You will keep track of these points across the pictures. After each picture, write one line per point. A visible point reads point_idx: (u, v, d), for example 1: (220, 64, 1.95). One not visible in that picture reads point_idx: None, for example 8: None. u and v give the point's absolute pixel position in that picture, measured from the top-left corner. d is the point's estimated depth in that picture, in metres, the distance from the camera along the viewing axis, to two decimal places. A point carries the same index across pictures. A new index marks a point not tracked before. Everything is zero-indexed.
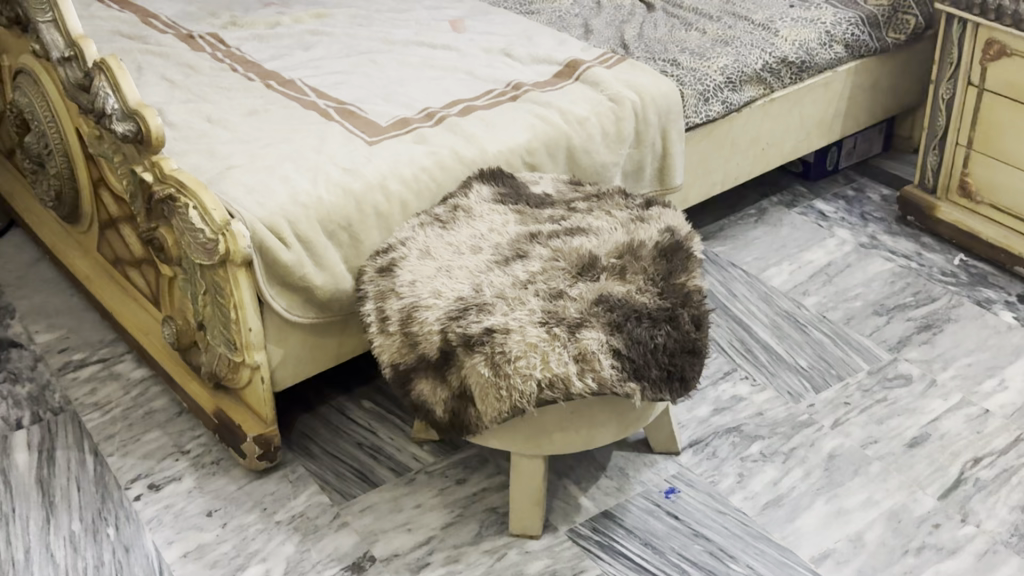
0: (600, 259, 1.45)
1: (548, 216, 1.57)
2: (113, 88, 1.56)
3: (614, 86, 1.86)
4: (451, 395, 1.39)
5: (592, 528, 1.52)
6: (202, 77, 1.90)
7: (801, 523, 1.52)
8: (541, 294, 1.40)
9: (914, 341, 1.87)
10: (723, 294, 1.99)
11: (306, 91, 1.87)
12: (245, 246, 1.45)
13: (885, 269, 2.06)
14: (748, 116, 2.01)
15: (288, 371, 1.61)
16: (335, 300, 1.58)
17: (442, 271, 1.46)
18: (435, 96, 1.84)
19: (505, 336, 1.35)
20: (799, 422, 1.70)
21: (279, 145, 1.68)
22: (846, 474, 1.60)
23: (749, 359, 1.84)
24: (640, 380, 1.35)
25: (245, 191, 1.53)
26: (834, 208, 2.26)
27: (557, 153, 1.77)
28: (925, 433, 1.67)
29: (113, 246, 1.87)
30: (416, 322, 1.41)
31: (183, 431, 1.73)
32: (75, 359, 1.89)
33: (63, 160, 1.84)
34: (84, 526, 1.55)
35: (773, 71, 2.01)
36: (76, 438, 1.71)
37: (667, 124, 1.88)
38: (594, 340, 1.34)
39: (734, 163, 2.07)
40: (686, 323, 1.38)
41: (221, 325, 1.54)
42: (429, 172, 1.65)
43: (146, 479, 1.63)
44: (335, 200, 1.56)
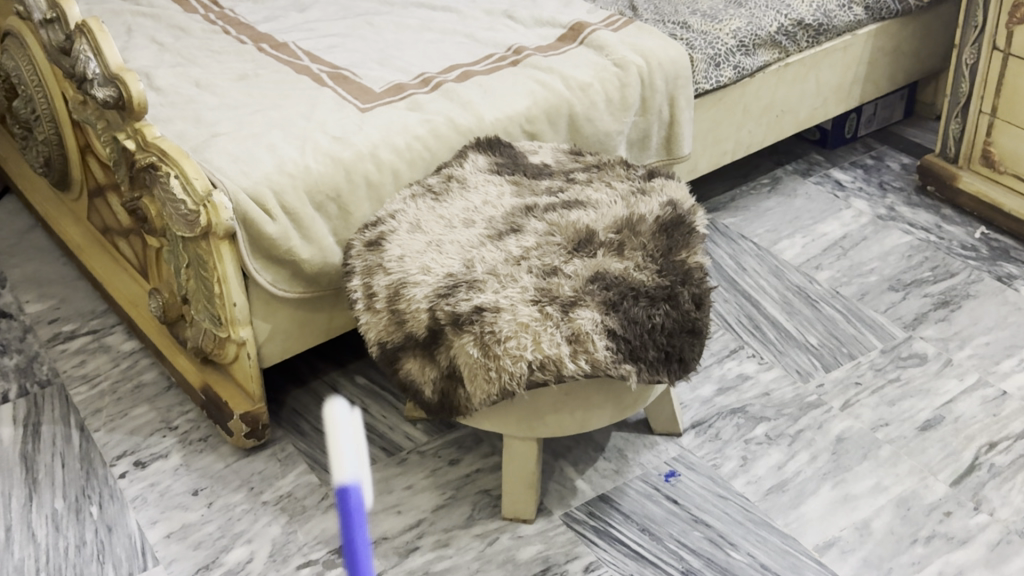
0: (597, 234, 1.39)
1: (546, 187, 1.50)
2: (94, 52, 1.51)
3: (619, 50, 1.77)
4: (440, 375, 1.33)
5: (588, 512, 1.47)
6: (193, 40, 1.85)
7: (806, 510, 1.46)
8: (534, 271, 1.34)
9: (930, 319, 1.79)
10: (731, 267, 1.93)
11: (299, 54, 1.81)
12: (227, 218, 1.40)
13: (902, 243, 1.98)
14: (760, 82, 1.93)
15: (276, 347, 1.56)
16: (324, 274, 1.53)
17: (433, 245, 1.40)
18: (432, 60, 1.77)
19: (495, 315, 1.29)
20: (807, 403, 1.63)
21: (269, 113, 1.62)
22: (855, 458, 1.53)
23: (757, 336, 1.77)
24: (637, 362, 1.29)
25: (229, 160, 1.47)
26: (851, 177, 2.18)
27: (558, 121, 1.70)
28: (939, 415, 1.60)
29: (102, 214, 1.81)
30: (403, 299, 1.34)
31: (172, 406, 1.68)
32: (65, 330, 1.85)
33: (50, 125, 1.78)
34: (67, 504, 1.51)
35: (789, 34, 1.92)
36: (63, 413, 1.67)
37: (675, 90, 1.80)
38: (588, 320, 1.27)
39: (746, 131, 1.98)
40: (685, 302, 1.32)
41: (206, 300, 1.50)
42: (423, 140, 1.59)
43: (133, 456, 1.59)
44: (324, 169, 1.50)
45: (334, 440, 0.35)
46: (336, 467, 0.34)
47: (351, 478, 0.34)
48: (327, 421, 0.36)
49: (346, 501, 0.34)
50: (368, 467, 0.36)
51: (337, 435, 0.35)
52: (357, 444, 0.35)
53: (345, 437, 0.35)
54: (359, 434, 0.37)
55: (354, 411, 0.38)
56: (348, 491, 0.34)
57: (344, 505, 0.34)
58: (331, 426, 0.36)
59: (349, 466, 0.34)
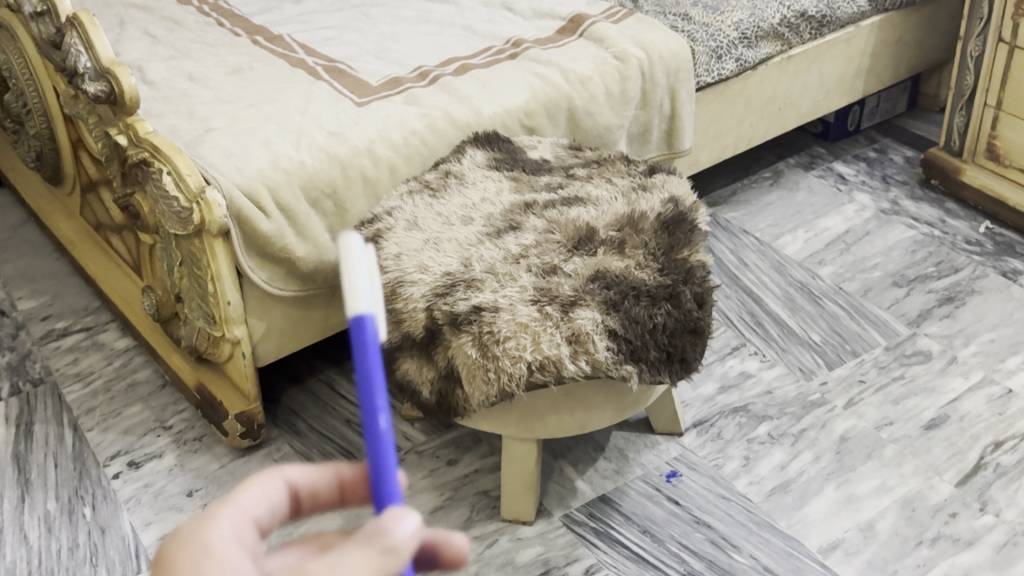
0: (597, 232, 1.36)
1: (545, 183, 1.47)
2: (85, 45, 1.48)
3: (619, 42, 1.75)
4: (438, 376, 1.31)
5: (588, 514, 1.44)
6: (186, 32, 1.82)
7: (809, 511, 1.43)
8: (534, 270, 1.31)
9: (934, 315, 1.77)
10: (733, 262, 1.90)
11: (295, 47, 1.78)
12: (221, 216, 1.37)
13: (906, 238, 1.96)
14: (763, 74, 1.90)
15: (271, 346, 1.54)
16: (320, 272, 1.50)
17: (430, 243, 1.37)
18: (430, 53, 1.74)
19: (494, 315, 1.26)
20: (810, 402, 1.61)
21: (263, 107, 1.59)
22: (858, 458, 1.51)
23: (759, 333, 1.74)
24: (638, 362, 1.27)
25: (223, 155, 1.45)
26: (854, 170, 2.15)
27: (557, 115, 1.67)
28: (944, 414, 1.58)
29: (94, 210, 1.79)
30: (400, 298, 1.32)
31: (167, 405, 1.66)
32: (58, 327, 1.82)
33: (42, 119, 1.75)
34: (59, 506, 1.49)
35: (792, 26, 1.89)
36: (55, 412, 1.65)
37: (676, 83, 1.77)
38: (588, 320, 1.25)
39: (748, 125, 1.96)
40: (687, 301, 1.30)
41: (199, 298, 1.47)
42: (420, 135, 1.56)
43: (126, 456, 1.57)
44: (319, 165, 1.47)
45: (349, 273, 0.44)
46: (352, 298, 0.44)
47: (363, 310, 0.44)
48: (340, 252, 0.45)
49: (358, 331, 0.44)
50: (379, 302, 0.46)
51: (353, 267, 0.44)
52: (369, 278, 0.45)
53: (359, 271, 0.44)
54: (370, 268, 0.46)
55: (368, 260, 0.47)
56: (362, 323, 0.44)
57: (358, 339, 0.44)
58: (345, 258, 0.45)
59: (363, 298, 0.44)
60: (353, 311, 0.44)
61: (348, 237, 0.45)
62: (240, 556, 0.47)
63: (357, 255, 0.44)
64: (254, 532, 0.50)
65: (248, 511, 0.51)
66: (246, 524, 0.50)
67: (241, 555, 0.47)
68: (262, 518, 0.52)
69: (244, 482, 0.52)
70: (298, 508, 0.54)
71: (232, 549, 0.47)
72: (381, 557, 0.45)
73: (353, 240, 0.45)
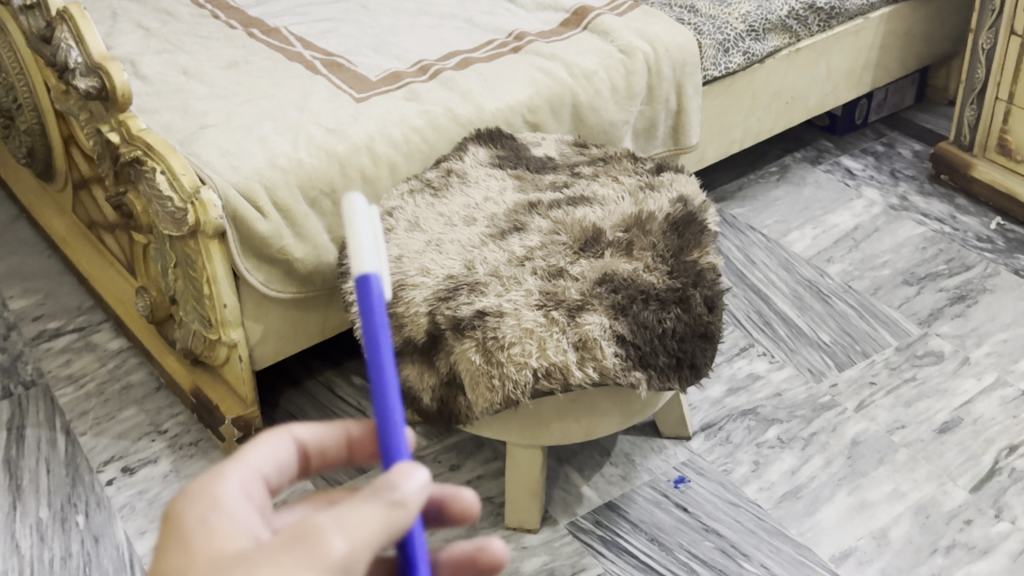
0: (604, 233, 1.32)
1: (550, 182, 1.43)
2: (76, 40, 1.43)
3: (625, 36, 1.70)
4: (440, 382, 1.27)
5: (595, 521, 1.41)
6: (180, 25, 1.77)
7: (821, 518, 1.40)
8: (539, 273, 1.27)
9: (946, 314, 1.73)
10: (740, 260, 1.87)
11: (292, 40, 1.74)
12: (216, 216, 1.33)
13: (916, 234, 1.92)
14: (771, 68, 1.86)
15: (269, 349, 1.50)
16: (318, 273, 1.46)
17: (432, 244, 1.33)
18: (430, 47, 1.70)
19: (498, 320, 1.23)
20: (820, 404, 1.57)
21: (259, 103, 1.55)
22: (870, 463, 1.48)
23: (767, 333, 1.71)
24: (647, 368, 1.23)
25: (219, 154, 1.41)
26: (862, 165, 2.12)
27: (561, 111, 1.63)
28: (957, 417, 1.55)
29: (87, 208, 1.74)
30: (401, 302, 1.28)
31: (161, 408, 1.62)
32: (50, 328, 1.78)
33: (33, 114, 1.71)
34: (52, 513, 1.45)
35: (800, 18, 1.85)
36: (47, 415, 1.61)
37: (683, 77, 1.73)
38: (596, 326, 1.21)
39: (755, 119, 1.92)
40: (697, 305, 1.26)
41: (195, 301, 1.43)
42: (421, 132, 1.52)
43: (120, 461, 1.53)
44: (317, 163, 1.43)
45: (354, 234, 0.51)
46: (360, 260, 0.51)
47: (369, 266, 0.51)
48: (344, 213, 0.51)
49: (364, 287, 0.51)
50: (383, 256, 0.53)
51: (358, 229, 0.51)
52: (373, 240, 0.52)
53: (362, 232, 0.51)
54: (375, 228, 0.52)
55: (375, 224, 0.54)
56: (368, 279, 0.50)
57: (364, 292, 0.51)
58: (348, 219, 0.51)
59: (369, 259, 0.51)
60: (359, 269, 0.51)
61: (351, 198, 0.51)
62: (245, 509, 0.53)
63: (360, 216, 0.51)
64: (260, 485, 0.56)
65: (257, 468, 0.57)
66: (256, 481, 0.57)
67: (246, 509, 0.53)
68: (270, 478, 0.59)
69: (253, 442, 0.59)
70: (304, 466, 0.62)
71: (241, 503, 0.53)
72: (388, 509, 0.48)
73: (356, 200, 0.51)
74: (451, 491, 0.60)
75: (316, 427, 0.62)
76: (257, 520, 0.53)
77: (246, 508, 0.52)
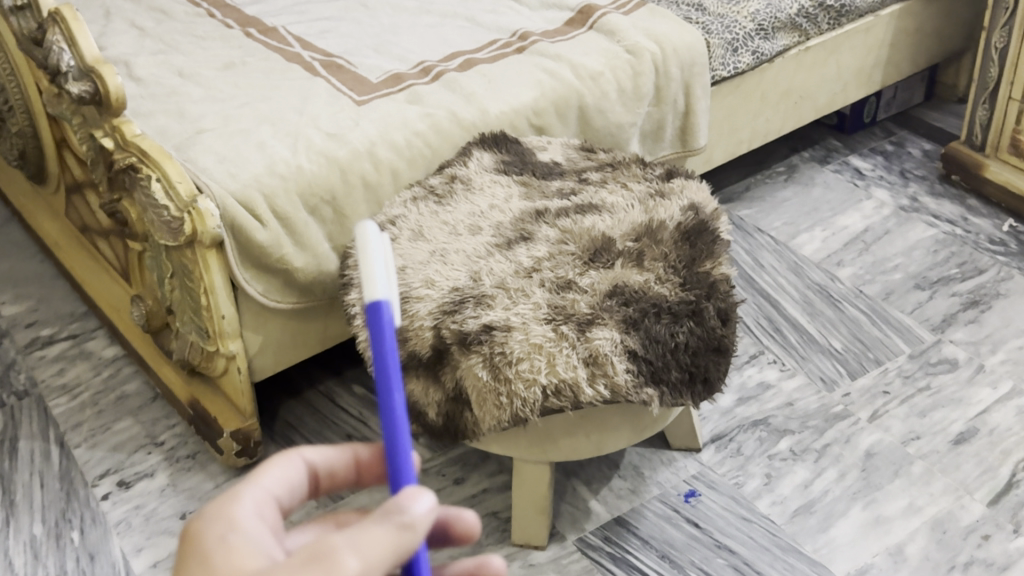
0: (614, 243, 1.28)
1: (557, 189, 1.39)
2: (68, 42, 1.39)
3: (631, 35, 1.66)
4: (445, 398, 1.23)
5: (604, 537, 1.37)
6: (175, 24, 1.73)
7: (836, 534, 1.36)
8: (547, 285, 1.23)
9: (960, 320, 1.70)
10: (748, 264, 1.83)
11: (290, 40, 1.69)
12: (214, 226, 1.29)
13: (927, 237, 1.88)
14: (780, 67, 1.82)
15: (267, 360, 1.46)
16: (319, 282, 1.42)
17: (437, 255, 1.29)
18: (432, 47, 1.66)
19: (506, 335, 1.19)
20: (832, 414, 1.54)
21: (257, 106, 1.51)
22: (885, 476, 1.44)
23: (777, 340, 1.67)
24: (659, 385, 1.19)
25: (216, 160, 1.37)
26: (871, 165, 2.08)
27: (567, 114, 1.58)
28: (972, 428, 1.51)
29: (80, 213, 1.70)
30: (405, 316, 1.24)
31: (158, 420, 1.58)
32: (43, 335, 1.74)
33: (24, 117, 1.66)
34: (46, 529, 1.41)
35: (810, 16, 1.81)
36: (41, 427, 1.57)
37: (691, 78, 1.68)
38: (607, 341, 1.17)
39: (763, 119, 1.88)
40: (711, 318, 1.22)
41: (192, 311, 1.39)
42: (424, 137, 1.48)
43: (116, 475, 1.49)
44: (317, 170, 1.39)
45: (366, 262, 0.53)
46: (370, 289, 0.53)
47: (379, 294, 0.53)
48: (357, 242, 0.54)
49: (375, 311, 0.52)
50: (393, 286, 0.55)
51: (370, 255, 0.53)
52: (385, 268, 0.54)
53: (374, 262, 0.53)
54: (387, 259, 0.55)
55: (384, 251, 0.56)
56: (378, 304, 0.52)
57: (375, 318, 0.52)
58: (362, 248, 0.53)
59: (379, 287, 0.53)
60: (371, 294, 0.53)
61: (364, 229, 0.54)
62: (261, 530, 0.53)
63: (372, 248, 0.53)
64: (274, 508, 0.56)
65: (271, 490, 0.57)
66: (271, 503, 0.56)
67: (261, 529, 0.53)
68: (284, 498, 0.58)
69: (266, 463, 0.58)
70: (317, 487, 0.61)
71: (256, 525, 0.53)
72: (397, 530, 0.48)
73: (368, 231, 0.54)
74: (455, 513, 0.59)
75: (326, 449, 0.61)
76: (273, 542, 0.53)
77: (262, 528, 0.53)
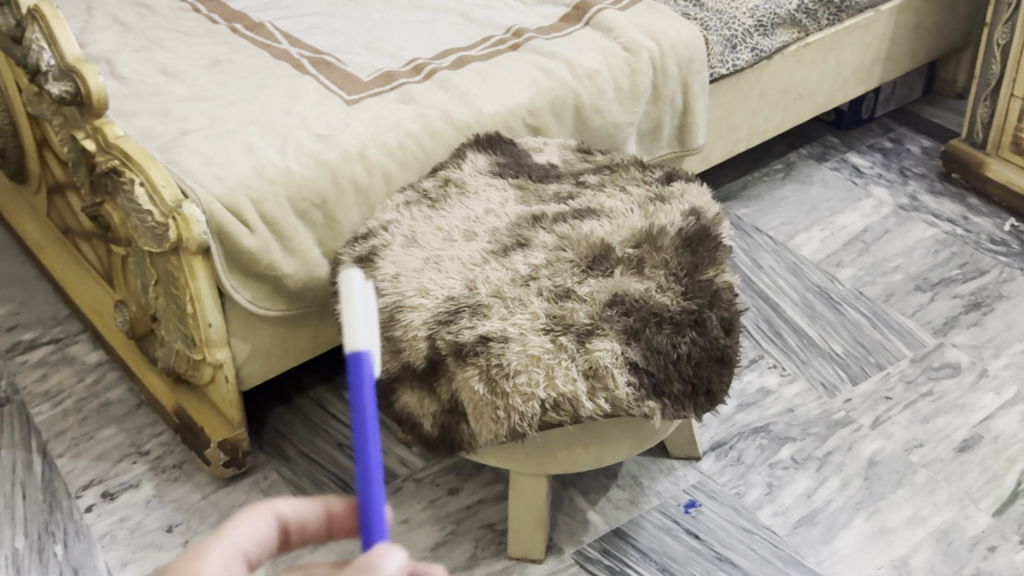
0: (613, 249, 1.25)
1: (554, 193, 1.36)
2: (48, 41, 1.34)
3: (628, 32, 1.62)
4: (441, 410, 1.19)
5: (602, 550, 1.34)
6: (159, 19, 1.68)
7: (839, 545, 1.33)
8: (545, 293, 1.20)
9: (962, 323, 1.67)
10: (746, 265, 1.79)
11: (277, 36, 1.65)
12: (200, 232, 1.25)
13: (928, 237, 1.85)
14: (779, 63, 1.78)
15: (256, 368, 1.42)
16: (309, 289, 1.38)
17: (431, 262, 1.25)
18: (424, 44, 1.62)
19: (503, 346, 1.15)
20: (834, 421, 1.50)
21: (244, 105, 1.46)
22: (889, 485, 1.41)
23: (777, 343, 1.64)
24: (661, 398, 1.16)
25: (201, 162, 1.32)
26: (869, 162, 2.04)
27: (564, 114, 1.54)
28: (976, 435, 1.48)
29: (62, 214, 1.66)
30: (399, 325, 1.20)
31: (143, 427, 1.54)
32: (25, 339, 1.70)
33: (4, 115, 1.61)
34: (28, 543, 1.37)
35: (809, 12, 1.77)
36: (23, 435, 1.53)
37: (689, 76, 1.64)
38: (607, 353, 1.14)
39: (762, 117, 1.84)
40: (714, 328, 1.19)
41: (177, 318, 1.35)
42: (416, 138, 1.44)
43: (100, 486, 1.45)
44: (307, 173, 1.35)
45: (349, 310, 0.50)
46: (352, 337, 0.50)
47: (362, 346, 0.50)
48: (341, 288, 0.50)
49: (356, 361, 0.50)
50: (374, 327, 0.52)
51: (352, 305, 0.50)
52: (368, 316, 0.51)
53: (358, 308, 0.50)
54: (369, 299, 0.52)
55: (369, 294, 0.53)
56: (359, 356, 0.49)
57: (355, 369, 0.50)
58: (345, 294, 0.50)
59: (362, 337, 0.50)
60: (352, 346, 0.50)
61: (347, 273, 0.50)
62: None
63: (355, 293, 0.50)
64: (239, 567, 0.54)
65: (236, 545, 0.55)
66: (231, 564, 0.54)
67: None
68: (252, 553, 0.55)
69: (235, 516, 0.56)
70: (289, 540, 0.58)
71: None
72: None
73: (352, 275, 0.50)
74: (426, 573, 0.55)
75: (298, 500, 0.57)
76: None
77: None
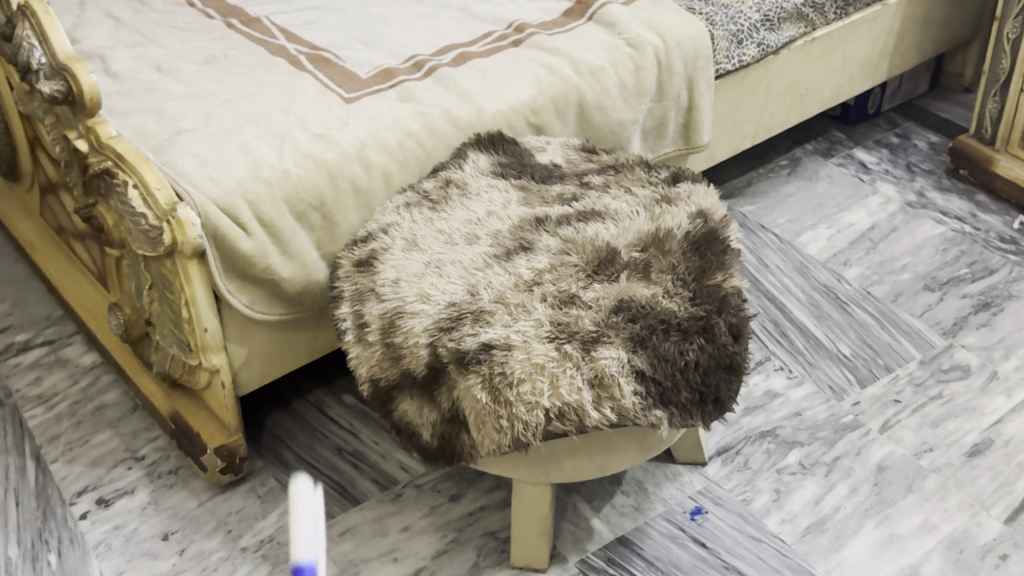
0: (619, 253, 1.22)
1: (557, 194, 1.32)
2: (39, 38, 1.31)
3: (633, 28, 1.58)
4: (441, 419, 1.16)
5: (606, 559, 1.31)
6: (154, 15, 1.65)
7: (848, 553, 1.31)
8: (549, 299, 1.17)
9: (971, 324, 1.64)
10: (752, 263, 1.76)
11: (274, 32, 1.61)
12: (195, 236, 1.22)
13: (936, 234, 1.82)
14: (785, 59, 1.75)
15: (253, 373, 1.39)
16: (307, 292, 1.35)
17: (432, 266, 1.22)
18: (424, 39, 1.58)
19: (506, 354, 1.12)
20: (842, 425, 1.48)
21: (240, 103, 1.43)
22: (898, 491, 1.38)
23: (783, 345, 1.61)
24: (668, 407, 1.13)
25: (197, 163, 1.29)
26: (876, 158, 2.01)
27: (567, 111, 1.51)
28: (987, 439, 1.45)
29: (55, 213, 1.62)
30: (400, 332, 1.18)
31: (138, 432, 1.51)
32: (18, 341, 1.67)
33: None
34: (21, 552, 1.34)
35: (817, 6, 1.73)
36: (16, 440, 1.50)
37: (694, 72, 1.61)
38: (613, 361, 1.11)
39: (767, 113, 1.81)
40: (722, 334, 1.16)
41: (172, 323, 1.32)
42: (416, 137, 1.40)
43: (95, 493, 1.42)
44: (305, 174, 1.32)
45: (294, 523, 0.47)
46: (294, 547, 0.47)
47: (304, 559, 0.46)
48: (291, 493, 0.48)
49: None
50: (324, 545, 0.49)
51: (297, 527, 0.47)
52: (315, 530, 0.48)
53: (304, 521, 0.47)
54: (318, 512, 0.49)
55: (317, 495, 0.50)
56: (302, 571, 0.46)
57: None
58: (293, 500, 0.48)
59: (305, 549, 0.46)
60: (292, 560, 0.46)
61: (296, 483, 0.48)
62: None
63: (303, 504, 0.47)
64: None
65: None
66: None
67: None
68: None
69: None
70: None
71: None
72: None
73: (300, 486, 0.48)
74: None
75: None
76: None
77: None
